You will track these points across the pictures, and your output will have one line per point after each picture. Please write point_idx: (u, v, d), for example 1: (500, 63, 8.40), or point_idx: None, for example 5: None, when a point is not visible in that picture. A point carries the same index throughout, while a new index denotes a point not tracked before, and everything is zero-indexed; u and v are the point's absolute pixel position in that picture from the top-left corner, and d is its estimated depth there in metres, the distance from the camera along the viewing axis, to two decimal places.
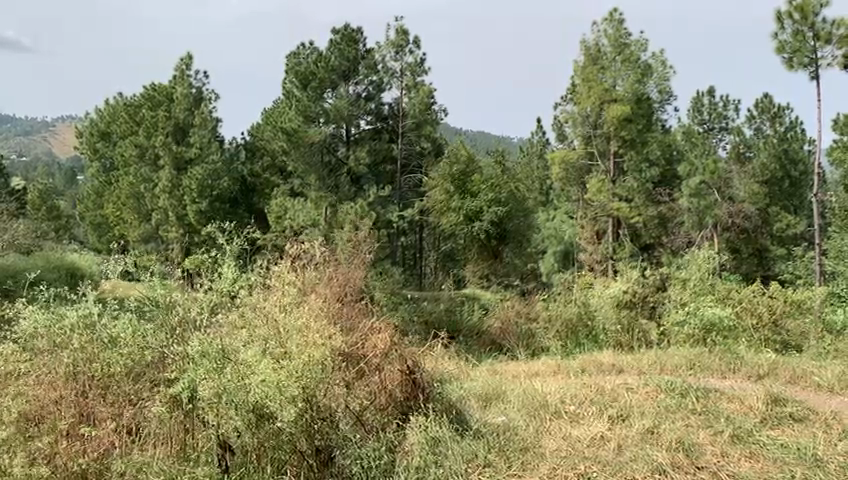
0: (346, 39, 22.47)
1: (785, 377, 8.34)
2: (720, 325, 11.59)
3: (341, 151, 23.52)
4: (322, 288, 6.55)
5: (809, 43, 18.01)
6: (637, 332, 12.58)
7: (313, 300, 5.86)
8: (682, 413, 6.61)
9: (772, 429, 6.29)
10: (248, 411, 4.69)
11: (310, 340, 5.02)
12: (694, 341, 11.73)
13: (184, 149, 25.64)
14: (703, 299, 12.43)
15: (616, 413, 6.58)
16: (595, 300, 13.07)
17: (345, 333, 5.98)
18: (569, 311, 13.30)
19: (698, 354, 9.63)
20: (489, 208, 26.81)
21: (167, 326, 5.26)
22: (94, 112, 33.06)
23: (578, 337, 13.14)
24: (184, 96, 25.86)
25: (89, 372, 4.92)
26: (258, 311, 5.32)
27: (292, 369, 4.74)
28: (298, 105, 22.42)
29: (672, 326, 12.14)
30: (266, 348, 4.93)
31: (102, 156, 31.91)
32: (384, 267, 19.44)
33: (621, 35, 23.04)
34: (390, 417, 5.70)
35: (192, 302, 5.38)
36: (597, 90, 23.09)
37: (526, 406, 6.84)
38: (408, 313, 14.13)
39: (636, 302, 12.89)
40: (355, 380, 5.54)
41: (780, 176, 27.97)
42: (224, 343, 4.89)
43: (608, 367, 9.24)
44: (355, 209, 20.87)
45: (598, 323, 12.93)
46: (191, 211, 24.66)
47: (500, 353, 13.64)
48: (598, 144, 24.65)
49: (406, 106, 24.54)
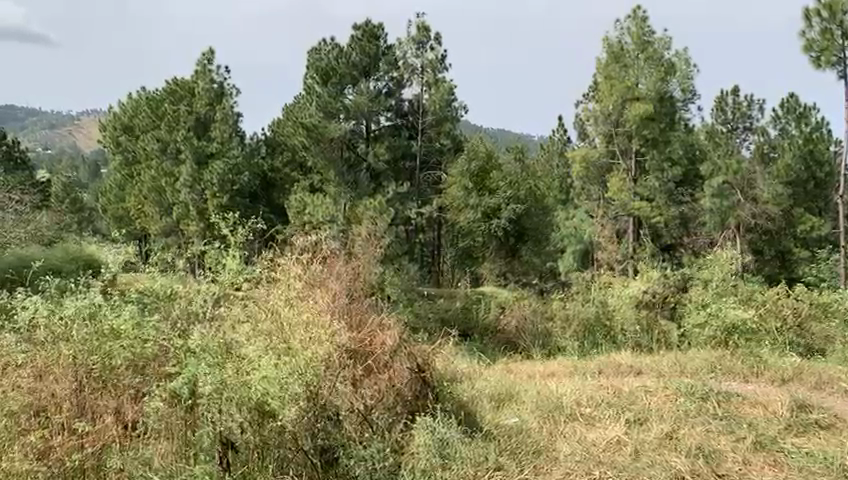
0: (367, 35, 22.40)
1: (811, 382, 8.18)
2: (742, 328, 11.49)
3: (360, 147, 23.51)
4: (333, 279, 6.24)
5: (838, 41, 17.68)
6: (657, 332, 12.50)
7: (320, 295, 5.71)
8: (702, 417, 6.49)
9: (797, 436, 6.15)
10: (249, 409, 4.77)
11: (315, 336, 5.15)
12: (715, 343, 11.64)
13: (205, 144, 25.81)
14: (725, 300, 12.12)
15: (633, 416, 6.49)
16: (614, 299, 13.00)
17: (349, 328, 5.73)
18: (586, 311, 13.22)
19: (719, 357, 9.48)
20: (506, 206, 26.06)
21: (168, 318, 5.33)
22: (117, 105, 33.36)
23: (594, 337, 12.99)
24: (205, 90, 26.07)
25: (88, 366, 4.80)
26: (260, 305, 5.32)
27: (293, 365, 4.88)
28: (318, 101, 22.57)
29: (692, 327, 12.06)
30: (269, 343, 5.01)
31: (125, 149, 32.22)
32: (402, 263, 19.42)
33: (644, 33, 22.81)
34: (397, 417, 5.60)
35: (193, 295, 5.55)
36: (618, 88, 22.93)
37: (539, 407, 6.75)
38: (424, 311, 14.08)
39: (655, 303, 12.87)
40: (362, 377, 5.48)
41: (804, 177, 27.17)
42: (227, 337, 5.03)
43: (626, 368, 9.12)
44: (374, 205, 20.85)
45: (616, 323, 12.83)
46: (211, 205, 24.78)
47: (515, 352, 13.40)
48: (619, 142, 24.34)
49: (426, 102, 24.59)
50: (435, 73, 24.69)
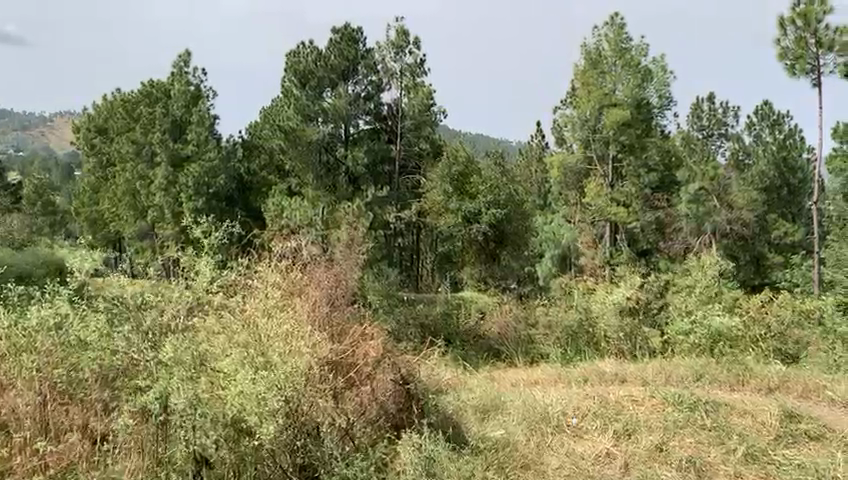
0: (345, 38, 22.63)
1: (797, 390, 8.23)
2: (727, 336, 11.54)
3: (339, 151, 23.29)
4: (313, 290, 6.26)
5: (811, 50, 17.94)
6: (640, 338, 12.48)
7: (299, 304, 5.72)
8: (691, 428, 6.50)
9: (787, 448, 6.16)
10: (226, 425, 4.71)
11: (293, 348, 5.10)
12: (700, 351, 11.65)
13: (181, 146, 25.59)
14: (710, 307, 12.40)
15: (621, 428, 6.48)
16: (598, 306, 12.96)
17: (332, 338, 5.72)
18: (569, 318, 13.03)
19: (704, 365, 9.49)
20: (487, 211, 25.64)
21: (139, 330, 4.85)
22: (92, 106, 32.96)
23: (578, 344, 12.87)
24: (181, 92, 25.92)
25: (52, 380, 4.62)
26: (237, 315, 5.25)
27: (270, 380, 4.75)
28: (295, 103, 22.37)
29: (676, 334, 12.17)
30: (246, 355, 4.89)
31: (99, 151, 31.81)
32: (381, 268, 19.36)
33: (621, 39, 23.00)
34: (379, 432, 5.59)
35: (167, 304, 5.04)
36: (596, 94, 23.11)
37: (526, 418, 6.68)
38: (403, 316, 14.02)
39: (639, 310, 12.89)
40: (345, 391, 5.45)
41: (778, 183, 28.06)
42: (202, 349, 4.89)
43: (611, 376, 9.09)
44: (352, 210, 20.74)
45: (598, 329, 12.72)
46: (186, 208, 24.47)
47: (497, 359, 13.45)
48: (596, 148, 24.37)
49: (405, 107, 24.68)
50: (413, 78, 24.62)
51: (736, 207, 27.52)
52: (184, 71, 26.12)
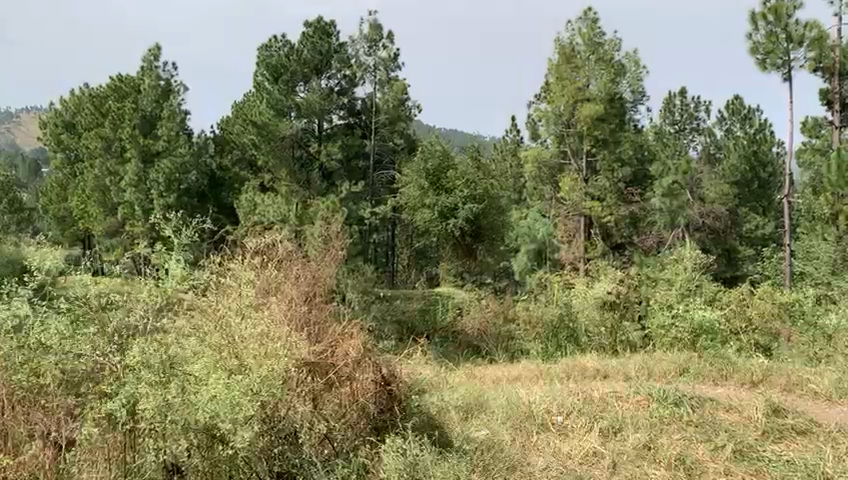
0: (318, 32, 22.48)
1: (780, 384, 8.26)
2: (709, 331, 11.50)
3: (313, 146, 23.59)
4: (287, 288, 6.05)
5: (782, 45, 18.12)
6: (620, 334, 12.51)
7: (275, 303, 5.52)
8: (677, 425, 6.54)
9: (775, 443, 6.19)
10: (198, 431, 4.51)
11: (270, 351, 4.91)
12: (682, 345, 11.68)
13: (151, 142, 25.15)
14: (691, 301, 12.28)
15: (607, 425, 6.47)
16: (578, 302, 12.98)
17: (310, 339, 5.63)
18: (550, 313, 13.14)
19: (687, 359, 9.54)
20: (464, 206, 24.16)
21: (104, 332, 4.88)
22: (59, 101, 32.29)
23: (559, 339, 12.88)
24: (151, 87, 25.54)
25: (12, 384, 4.67)
26: (207, 315, 5.10)
27: (246, 382, 4.58)
28: (268, 98, 22.29)
29: (657, 329, 12.15)
30: (218, 358, 4.76)
31: (67, 147, 31.18)
32: (356, 264, 19.23)
33: (594, 34, 23.07)
34: (360, 438, 5.39)
35: (134, 304, 5.10)
36: (570, 88, 23.18)
37: (510, 418, 6.69)
38: (379, 313, 13.94)
39: (618, 304, 12.93)
40: (324, 392, 5.34)
41: (749, 177, 28.66)
42: (171, 351, 4.75)
43: (592, 372, 9.07)
44: (326, 206, 20.56)
45: (580, 324, 12.72)
46: (158, 204, 24.11)
47: (478, 356, 13.41)
48: (571, 143, 24.56)
49: (379, 101, 25.28)
50: (388, 72, 25.49)
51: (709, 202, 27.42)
52: (154, 66, 25.65)
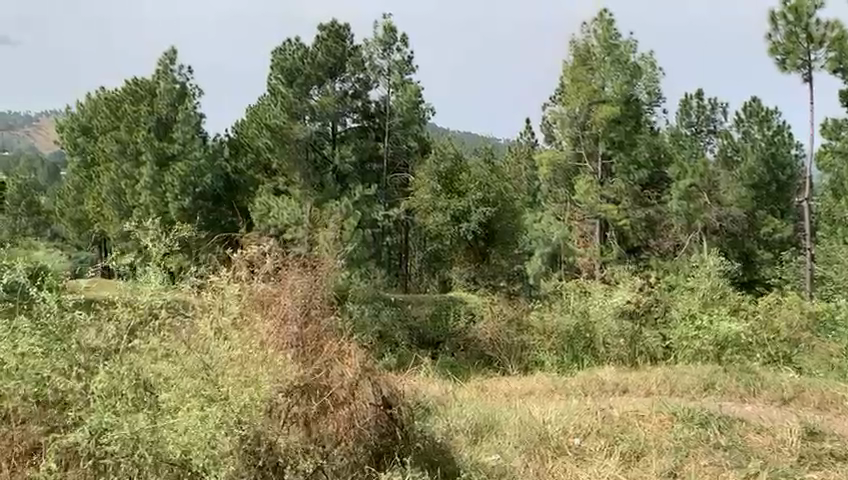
0: (332, 36, 22.52)
1: (813, 402, 8.07)
2: (734, 342, 11.40)
3: (326, 149, 23.42)
4: (283, 299, 5.44)
5: (802, 45, 17.79)
6: (641, 344, 12.14)
7: (265, 322, 5.17)
8: (704, 449, 6.31)
9: (814, 472, 5.96)
10: (172, 466, 4.46)
11: (248, 379, 4.77)
12: (707, 358, 11.44)
13: (166, 145, 25.15)
14: (716, 312, 12.04)
15: (628, 449, 6.33)
16: (596, 310, 12.58)
17: (302, 363, 5.15)
18: (567, 322, 12.83)
19: (712, 374, 9.27)
20: (476, 209, 25.43)
21: (69, 352, 4.85)
22: (76, 106, 32.51)
23: (575, 349, 12.64)
24: (167, 91, 25.60)
25: None
26: (186, 337, 5.02)
27: (221, 411, 4.54)
28: (282, 101, 22.24)
29: (680, 339, 11.81)
30: (194, 386, 4.66)
31: (82, 150, 31.32)
32: (368, 268, 19.12)
33: (610, 35, 22.96)
34: (359, 467, 5.12)
35: (104, 323, 5.03)
36: (585, 90, 22.96)
37: (523, 441, 6.43)
38: (390, 319, 13.74)
39: (639, 312, 12.55)
40: (319, 418, 5.05)
41: (767, 179, 28.15)
42: (144, 376, 4.75)
43: (611, 386, 8.86)
44: (340, 208, 20.46)
45: (598, 333, 12.40)
46: (173, 207, 24.16)
47: (489, 367, 13.11)
48: (586, 145, 24.45)
49: (393, 104, 25.11)
50: (403, 75, 25.14)
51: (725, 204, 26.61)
52: (169, 69, 25.75)
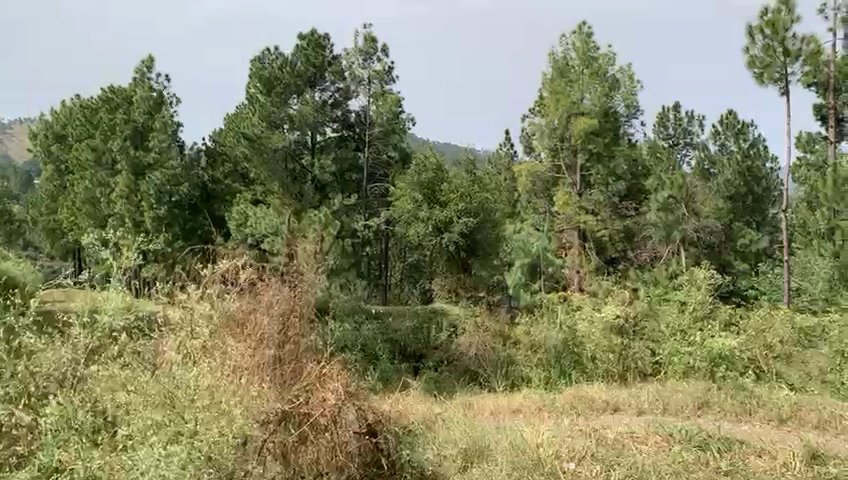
0: (311, 45, 23.10)
1: (812, 421, 7.85)
2: (727, 357, 11.35)
3: (305, 159, 24.11)
4: (260, 316, 5.73)
5: (779, 59, 17.95)
6: (631, 360, 12.15)
7: (237, 345, 5.41)
8: (704, 474, 6.09)
9: None
10: None
11: (217, 414, 4.55)
12: (700, 374, 11.43)
13: (142, 153, 24.77)
14: (708, 328, 12.11)
15: (624, 474, 5.90)
16: (584, 326, 12.49)
17: (280, 391, 5.17)
18: (554, 337, 12.73)
19: (705, 392, 9.23)
20: (458, 219, 23.93)
21: (19, 379, 4.74)
22: (51, 113, 32.05)
23: (561, 365, 12.53)
24: (142, 99, 25.08)
25: None
26: (152, 364, 5.11)
27: (187, 448, 4.21)
28: (260, 110, 23.04)
29: (669, 356, 11.98)
30: (157, 421, 4.43)
31: (57, 158, 30.80)
32: (347, 279, 18.97)
33: (588, 49, 23.32)
34: None
35: (59, 345, 4.96)
36: (564, 102, 23.06)
37: (516, 467, 6.02)
38: (371, 332, 13.49)
39: (627, 328, 12.48)
40: (298, 446, 4.96)
41: (744, 192, 28.57)
42: (100, 406, 4.67)
43: (601, 404, 8.71)
44: (320, 218, 20.26)
45: (585, 350, 12.37)
46: (148, 216, 23.84)
47: (475, 385, 12.74)
48: (565, 157, 24.40)
49: (373, 114, 25.15)
50: (383, 86, 25.22)
51: (702, 215, 25.83)
52: (146, 77, 25.49)
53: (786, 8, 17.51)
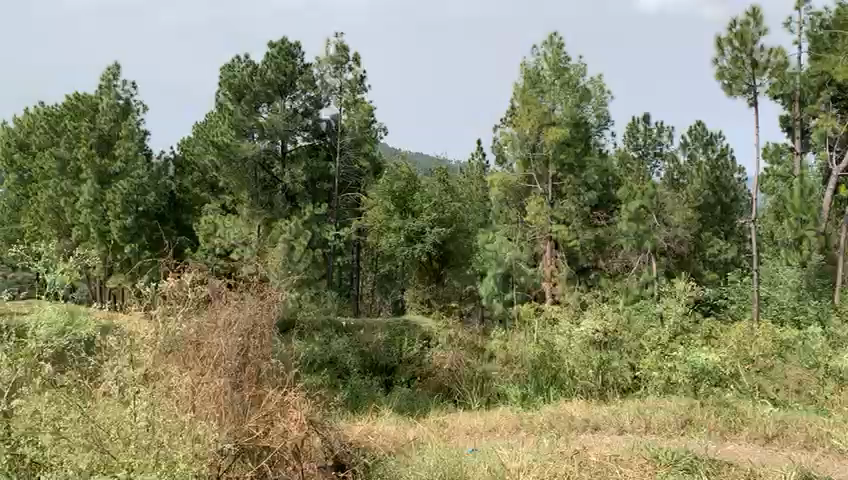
0: (282, 53, 23.19)
1: (800, 439, 7.25)
2: (711, 374, 10.30)
3: (276, 168, 24.19)
4: (216, 340, 5.81)
5: (747, 70, 18.07)
6: (612, 376, 11.09)
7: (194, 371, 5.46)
8: None
9: None
10: None
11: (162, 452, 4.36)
12: (682, 392, 10.30)
13: (108, 162, 24.25)
14: (691, 344, 11.06)
15: None
16: (562, 342, 11.82)
17: (239, 423, 5.32)
18: (531, 353, 12.12)
19: (687, 408, 8.54)
20: (431, 229, 23.88)
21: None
22: (13, 121, 31.25)
23: (538, 382, 11.66)
24: (110, 106, 24.77)
25: None
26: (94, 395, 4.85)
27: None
28: (230, 119, 23.01)
29: (649, 371, 10.90)
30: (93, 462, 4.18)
31: (19, 168, 30.02)
32: (316, 291, 18.63)
33: (559, 59, 23.37)
34: None
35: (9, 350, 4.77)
36: (536, 113, 23.27)
37: None
38: (341, 346, 13.41)
39: (606, 341, 11.58)
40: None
41: (712, 202, 28.96)
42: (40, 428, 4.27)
43: (580, 422, 8.28)
44: (290, 228, 19.93)
45: (563, 366, 11.50)
46: (114, 226, 23.24)
47: (448, 402, 12.22)
48: (536, 167, 24.48)
49: (343, 123, 24.75)
50: (355, 94, 24.82)
51: (672, 225, 26.03)
52: (113, 85, 25.04)
53: (754, 20, 17.66)
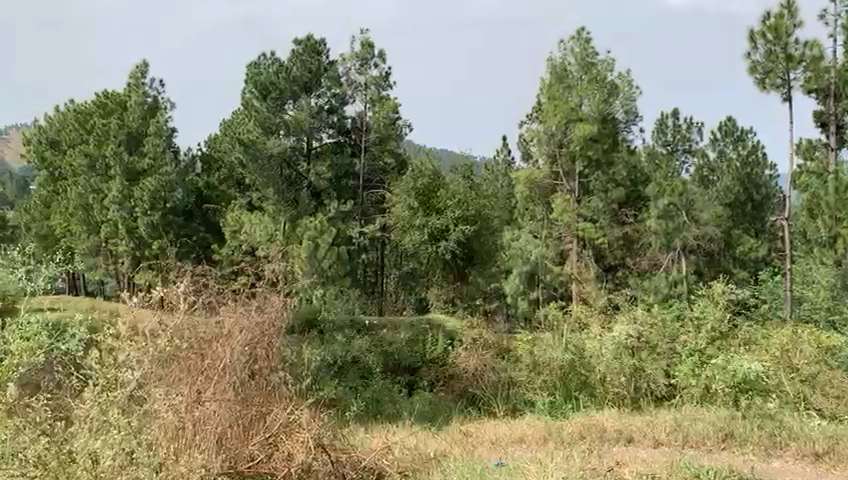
0: (308, 50, 23.12)
1: None
2: (755, 384, 9.88)
3: (301, 165, 24.20)
4: (221, 352, 5.61)
5: (781, 65, 17.66)
6: (645, 384, 10.74)
7: (192, 388, 5.33)
8: None
9: None
10: None
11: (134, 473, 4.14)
12: (726, 403, 9.92)
13: (136, 159, 24.47)
14: (737, 353, 10.48)
15: None
16: (594, 346, 11.33)
17: (241, 446, 5.46)
18: (561, 357, 11.60)
19: (729, 421, 8.20)
20: (455, 227, 23.85)
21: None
22: (43, 118, 31.66)
23: (568, 389, 11.39)
24: (138, 104, 25.00)
25: None
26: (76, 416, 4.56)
27: None
28: (256, 116, 23.07)
29: (686, 380, 10.52)
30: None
31: (50, 165, 30.44)
32: (342, 288, 18.65)
33: (587, 54, 23.07)
34: None
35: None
36: (563, 108, 23.08)
37: None
38: (363, 345, 13.33)
39: (640, 346, 11.13)
40: None
41: (742, 199, 28.41)
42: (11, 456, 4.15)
43: (614, 435, 7.98)
44: (315, 225, 19.92)
45: (595, 373, 11.14)
46: (141, 223, 23.41)
47: (474, 408, 12.07)
48: (563, 164, 24.17)
49: (370, 120, 24.92)
50: (380, 91, 24.98)
51: (701, 222, 24.98)
52: (141, 82, 25.22)
53: (789, 13, 17.29)
